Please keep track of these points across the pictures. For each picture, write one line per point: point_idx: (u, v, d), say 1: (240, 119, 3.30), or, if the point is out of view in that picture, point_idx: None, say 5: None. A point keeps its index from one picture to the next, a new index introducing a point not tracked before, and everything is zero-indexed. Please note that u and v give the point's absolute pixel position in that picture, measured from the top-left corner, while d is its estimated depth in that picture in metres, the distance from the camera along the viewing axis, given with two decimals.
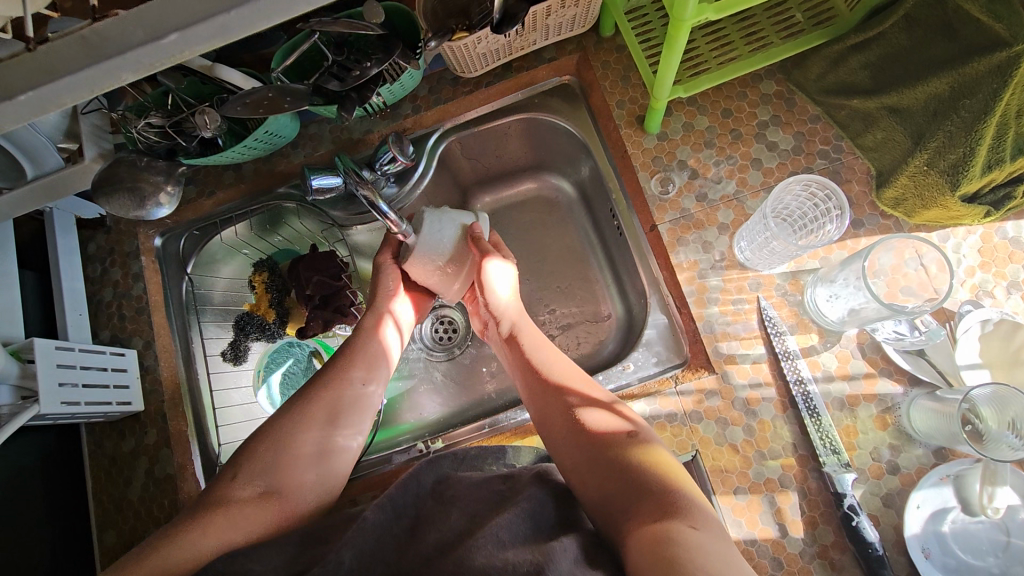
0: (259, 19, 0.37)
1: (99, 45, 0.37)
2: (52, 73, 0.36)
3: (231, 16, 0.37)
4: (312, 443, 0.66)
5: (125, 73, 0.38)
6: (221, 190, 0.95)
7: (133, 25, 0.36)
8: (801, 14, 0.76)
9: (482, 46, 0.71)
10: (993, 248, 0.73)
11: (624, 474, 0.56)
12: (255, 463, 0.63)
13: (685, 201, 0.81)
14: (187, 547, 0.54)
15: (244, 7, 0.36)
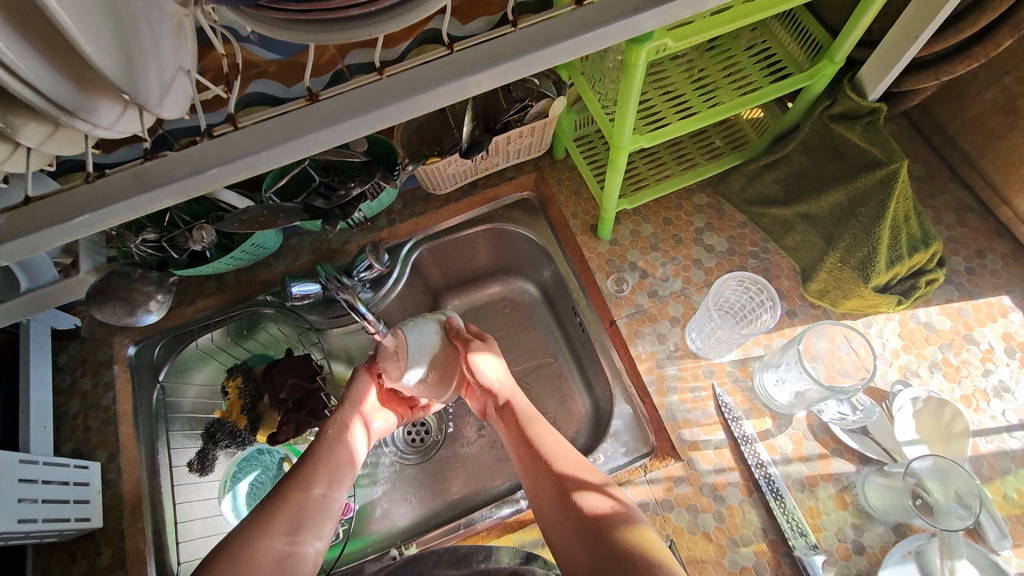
0: (283, 156, 0.43)
1: (150, 178, 0.42)
2: (104, 200, 0.41)
3: (261, 155, 0.42)
4: (273, 553, 0.64)
5: (168, 200, 0.43)
6: (201, 299, 1.00)
7: (178, 163, 0.42)
8: (720, 140, 0.90)
9: (451, 168, 0.81)
10: (910, 331, 0.81)
11: (599, 538, 0.61)
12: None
13: (639, 297, 0.89)
14: None
15: (273, 147, 0.42)
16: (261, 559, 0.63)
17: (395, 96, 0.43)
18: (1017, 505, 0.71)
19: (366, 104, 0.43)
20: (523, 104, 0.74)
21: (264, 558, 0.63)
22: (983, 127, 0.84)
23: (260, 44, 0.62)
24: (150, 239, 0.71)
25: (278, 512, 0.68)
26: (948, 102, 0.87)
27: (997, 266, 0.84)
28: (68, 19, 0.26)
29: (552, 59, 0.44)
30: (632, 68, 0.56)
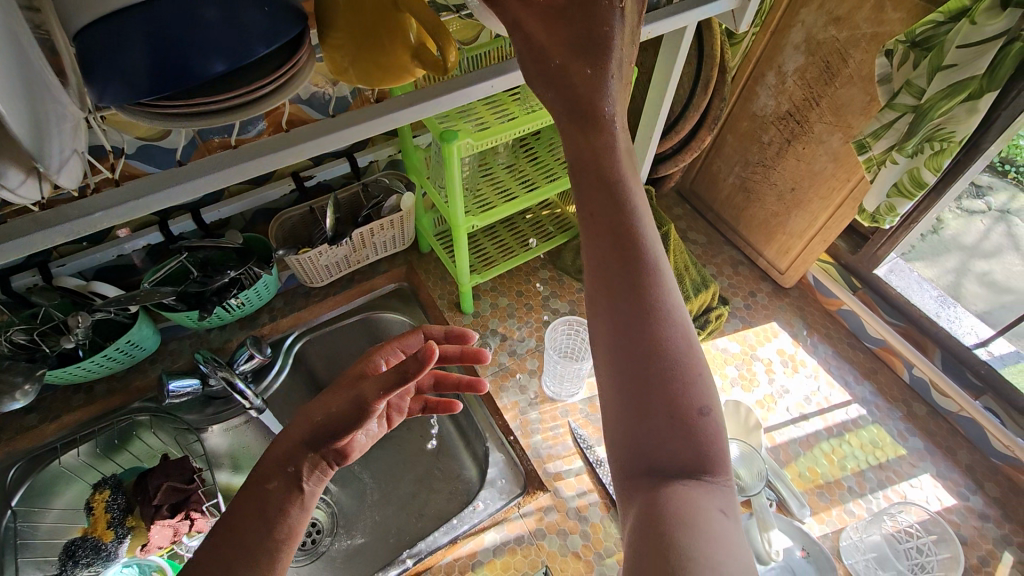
0: (170, 201, 0.50)
1: (49, 221, 0.47)
2: (5, 237, 0.45)
3: (150, 199, 0.49)
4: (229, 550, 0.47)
5: (60, 238, 0.47)
6: (67, 413, 0.98)
7: (73, 208, 0.47)
8: (552, 225, 1.12)
9: (324, 259, 0.94)
10: (714, 356, 1.01)
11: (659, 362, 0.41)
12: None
13: (501, 357, 1.03)
14: None
15: (158, 192, 0.49)
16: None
17: (273, 147, 0.52)
18: (810, 479, 0.89)
19: (247, 153, 0.52)
20: (378, 202, 0.94)
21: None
22: (732, 202, 1.14)
23: (142, 161, 0.77)
24: (19, 336, 0.75)
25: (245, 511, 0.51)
26: (708, 187, 1.18)
27: (766, 301, 1.09)
28: (8, 115, 0.37)
29: (401, 120, 0.57)
30: (450, 159, 0.75)
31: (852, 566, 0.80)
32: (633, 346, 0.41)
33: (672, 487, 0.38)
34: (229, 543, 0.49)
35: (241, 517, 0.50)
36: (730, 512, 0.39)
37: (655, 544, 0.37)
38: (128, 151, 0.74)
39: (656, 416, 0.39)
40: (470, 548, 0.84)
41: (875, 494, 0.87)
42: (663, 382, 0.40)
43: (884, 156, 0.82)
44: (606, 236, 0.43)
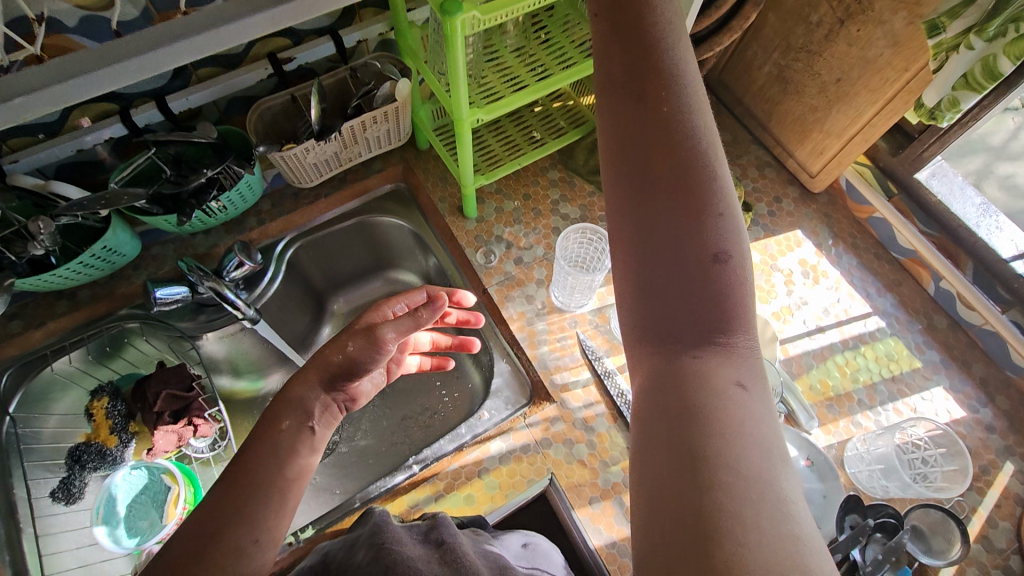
0: None
1: None
2: None
3: None
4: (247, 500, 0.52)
5: None
6: (52, 320, 0.93)
7: None
8: (563, 120, 1.02)
9: (312, 157, 0.85)
10: None
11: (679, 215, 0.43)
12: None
13: (506, 266, 0.97)
14: None
15: None
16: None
17: None
18: (821, 392, 0.87)
19: None
20: (369, 90, 0.83)
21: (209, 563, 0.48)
22: (765, 96, 1.02)
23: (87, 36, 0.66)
24: None
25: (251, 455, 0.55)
26: (739, 77, 1.06)
27: (791, 207, 1.02)
28: None
29: None
30: (451, 37, 0.64)
31: (854, 475, 0.80)
32: (657, 232, 0.44)
33: (691, 363, 0.41)
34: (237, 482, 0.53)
35: (256, 455, 0.55)
36: (749, 384, 0.41)
37: (676, 427, 0.39)
38: (67, 23, 0.63)
39: (675, 278, 0.42)
40: (475, 456, 0.83)
41: (886, 407, 0.86)
42: (694, 264, 0.42)
43: (958, 39, 0.70)
44: (633, 115, 0.47)
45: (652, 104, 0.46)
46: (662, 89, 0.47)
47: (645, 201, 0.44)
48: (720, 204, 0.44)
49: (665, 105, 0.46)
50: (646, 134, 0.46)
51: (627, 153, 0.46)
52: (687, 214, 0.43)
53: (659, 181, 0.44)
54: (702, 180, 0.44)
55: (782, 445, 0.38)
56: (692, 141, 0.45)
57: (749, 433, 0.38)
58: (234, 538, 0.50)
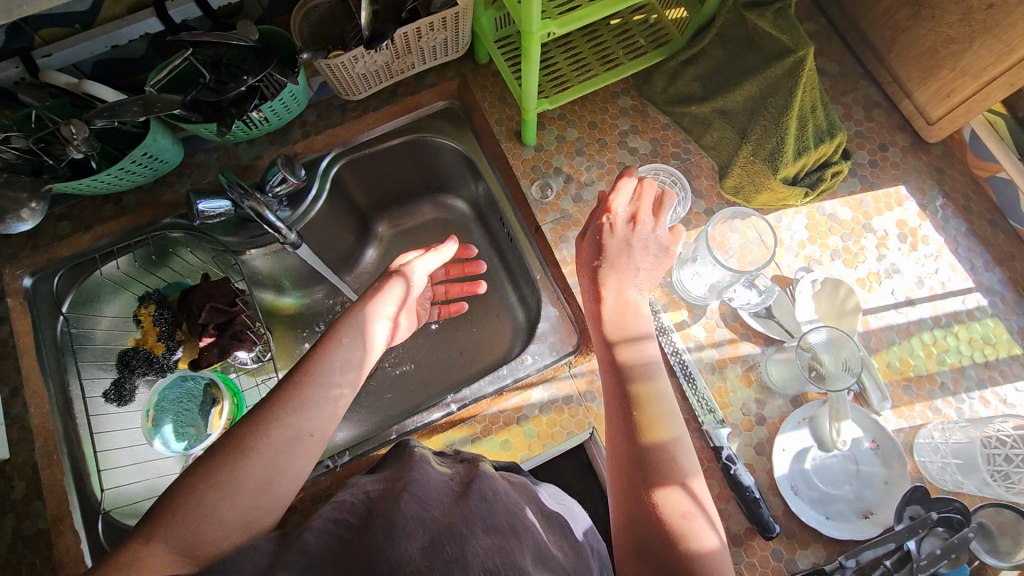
0: None
1: None
2: None
3: None
4: (286, 432, 0.57)
5: None
6: (100, 224, 0.92)
7: None
8: (643, 38, 0.89)
9: (362, 67, 0.78)
10: (816, 224, 0.85)
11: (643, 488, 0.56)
12: (174, 520, 0.51)
13: (563, 203, 0.90)
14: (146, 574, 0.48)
15: None
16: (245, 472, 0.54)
17: None
18: (899, 371, 0.79)
19: None
20: None
21: (261, 444, 0.56)
22: (890, 20, 0.86)
23: None
24: (16, 142, 0.64)
25: (296, 392, 0.60)
26: None
27: (898, 157, 0.88)
28: None
29: None
30: None
31: (923, 464, 0.74)
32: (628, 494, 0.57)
33: None
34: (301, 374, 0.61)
35: (294, 390, 0.60)
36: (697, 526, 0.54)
37: None
38: None
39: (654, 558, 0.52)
40: (516, 402, 0.81)
41: (971, 394, 0.77)
42: (643, 476, 0.57)
43: None
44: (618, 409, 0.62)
45: (611, 338, 0.66)
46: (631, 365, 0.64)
47: (622, 471, 0.58)
48: (676, 460, 0.58)
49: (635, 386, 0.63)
50: (623, 393, 0.63)
51: (614, 430, 0.62)
52: (647, 470, 0.57)
53: (631, 453, 0.59)
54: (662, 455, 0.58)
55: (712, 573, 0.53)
56: (651, 399, 0.62)
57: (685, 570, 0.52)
58: (294, 427, 0.58)
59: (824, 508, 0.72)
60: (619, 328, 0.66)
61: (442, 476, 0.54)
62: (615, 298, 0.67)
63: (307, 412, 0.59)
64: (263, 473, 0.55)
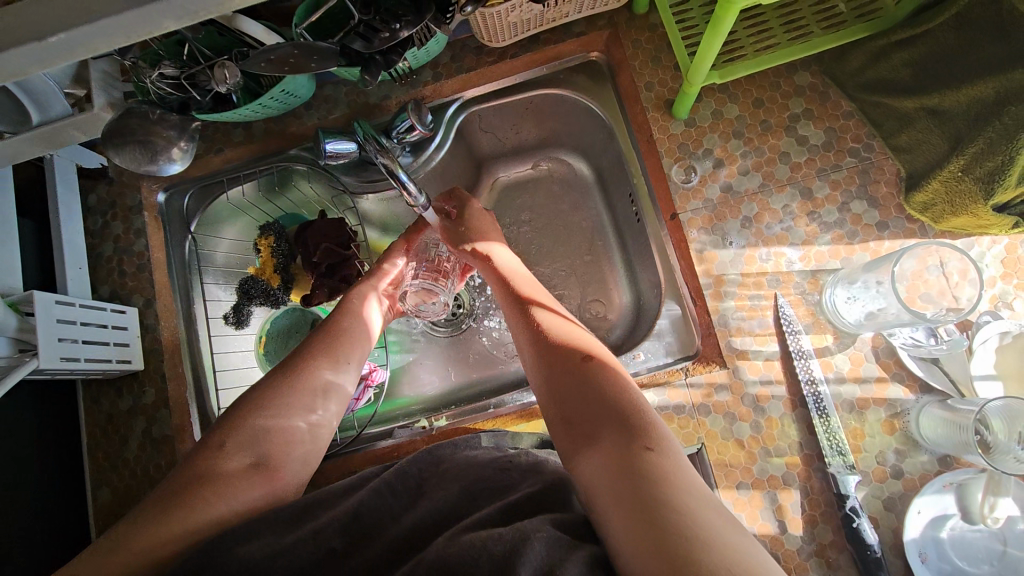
0: None
1: None
2: None
3: None
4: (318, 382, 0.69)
5: None
6: (229, 148, 0.91)
7: None
8: (845, 5, 0.74)
9: (514, 14, 0.69)
10: (1016, 260, 0.72)
11: (591, 414, 0.58)
12: (239, 437, 0.61)
13: (709, 191, 0.80)
14: (177, 531, 0.53)
15: None
16: (289, 434, 0.64)
17: None
18: None
19: None
20: None
21: (288, 426, 0.65)
22: None
23: None
24: (167, 74, 0.63)
25: (320, 343, 0.73)
26: None
27: None
28: None
29: None
30: None
31: None
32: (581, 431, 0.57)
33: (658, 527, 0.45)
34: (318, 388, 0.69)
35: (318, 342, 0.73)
36: (656, 442, 0.53)
37: (617, 485, 0.49)
38: None
39: (618, 466, 0.50)
40: None
41: None
42: (589, 406, 0.59)
43: None
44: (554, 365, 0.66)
45: (550, 317, 0.73)
46: (568, 331, 0.70)
47: (586, 425, 0.57)
48: (617, 385, 0.60)
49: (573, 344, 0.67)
50: (559, 358, 0.66)
51: (557, 385, 0.64)
52: (599, 414, 0.57)
53: (593, 408, 0.58)
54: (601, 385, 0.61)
55: (689, 474, 0.50)
56: (583, 352, 0.66)
57: (661, 472, 0.49)
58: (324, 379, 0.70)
59: None
60: (545, 313, 0.73)
61: (487, 462, 0.58)
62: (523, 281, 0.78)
63: (315, 411, 0.68)
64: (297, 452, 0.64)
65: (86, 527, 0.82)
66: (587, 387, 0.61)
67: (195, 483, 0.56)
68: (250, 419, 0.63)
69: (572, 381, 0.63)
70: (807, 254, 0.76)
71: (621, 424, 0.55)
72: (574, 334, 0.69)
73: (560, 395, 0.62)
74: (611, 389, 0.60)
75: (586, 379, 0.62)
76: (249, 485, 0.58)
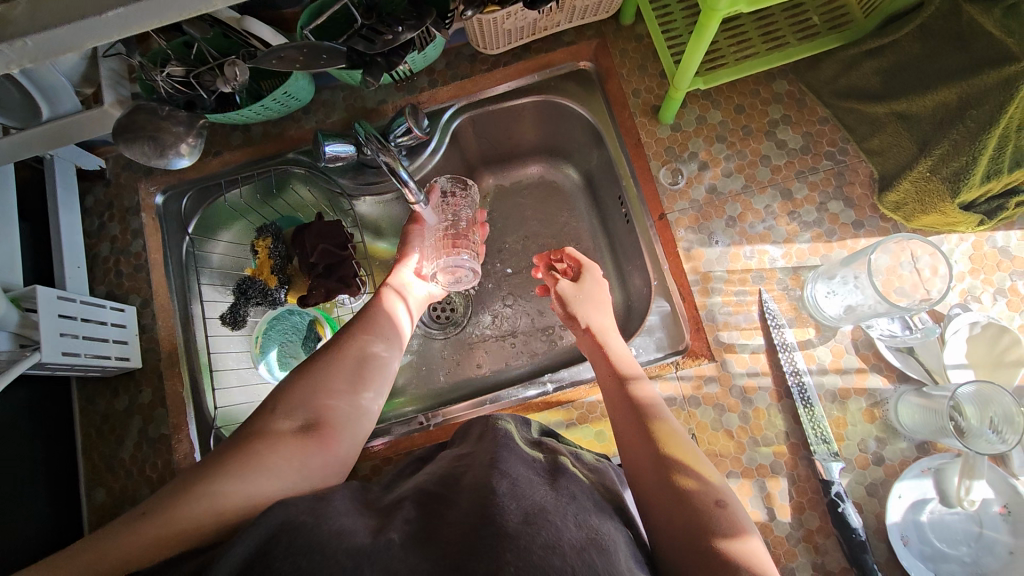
0: None
1: None
2: None
3: None
4: (354, 351, 0.72)
5: None
6: (228, 151, 0.93)
7: None
8: (818, 17, 0.79)
9: (509, 23, 0.73)
10: (982, 256, 0.76)
11: (680, 504, 0.58)
12: (285, 410, 0.63)
13: (695, 192, 0.83)
14: (220, 499, 0.53)
15: None
16: (337, 406, 0.67)
17: None
18: None
19: None
20: None
21: (335, 393, 0.67)
22: None
23: None
24: (175, 74, 0.65)
25: (353, 326, 0.76)
26: None
27: None
28: None
29: None
30: None
31: None
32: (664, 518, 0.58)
33: None
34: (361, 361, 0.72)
35: (350, 326, 0.76)
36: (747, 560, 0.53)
37: None
38: None
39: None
40: None
41: None
42: (675, 495, 0.58)
43: None
44: (635, 437, 0.65)
45: (623, 372, 0.72)
46: (646, 399, 0.69)
47: (676, 517, 0.57)
48: (702, 475, 0.60)
49: (654, 416, 0.67)
50: (641, 421, 0.66)
51: (640, 458, 0.63)
52: (688, 501, 0.57)
53: (682, 497, 0.58)
54: (687, 472, 0.60)
55: None
56: (664, 427, 0.65)
57: None
58: (360, 349, 0.73)
59: (935, 564, 0.69)
60: (624, 371, 0.73)
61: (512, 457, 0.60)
62: (600, 327, 0.78)
63: (361, 386, 0.70)
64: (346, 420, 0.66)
65: (78, 528, 0.81)
66: (671, 471, 0.60)
67: (244, 445, 0.59)
68: (290, 390, 0.66)
69: (656, 458, 0.62)
70: (788, 252, 0.80)
71: (712, 532, 0.55)
72: (653, 403, 0.69)
73: (640, 471, 0.62)
74: (698, 480, 0.59)
75: (671, 461, 0.61)
76: (301, 446, 0.60)
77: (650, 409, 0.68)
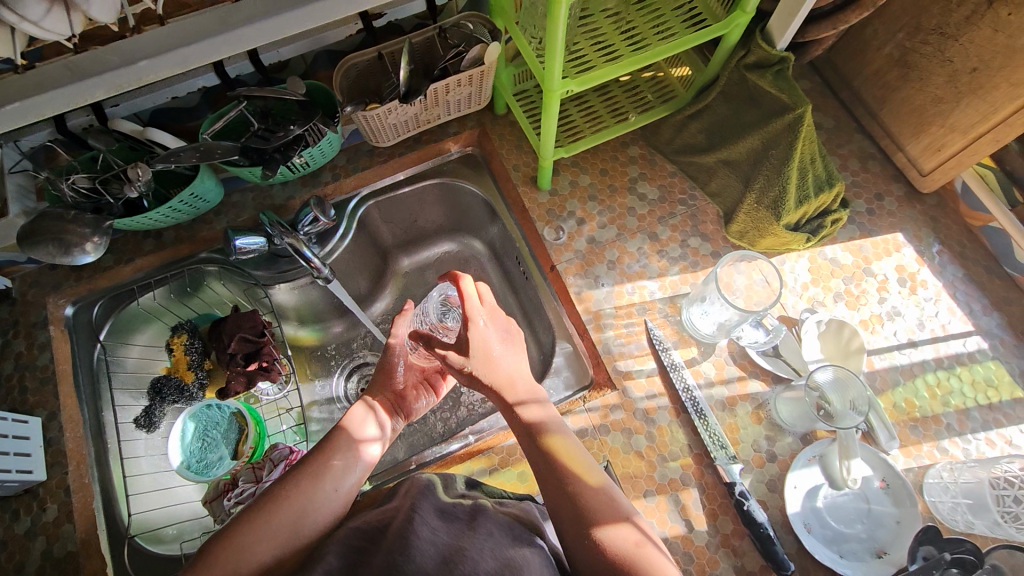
0: None
1: None
2: None
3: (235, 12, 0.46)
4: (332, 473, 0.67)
5: None
6: (140, 257, 0.97)
7: None
8: (650, 94, 0.96)
9: (393, 119, 0.85)
10: (819, 267, 0.89)
11: (592, 534, 0.60)
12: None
13: (577, 244, 0.95)
14: None
15: None
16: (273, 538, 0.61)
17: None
18: (905, 411, 0.81)
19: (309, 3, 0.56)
20: (457, 51, 0.80)
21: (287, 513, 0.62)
22: (882, 80, 0.92)
23: None
24: (81, 183, 0.71)
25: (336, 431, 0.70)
26: (852, 58, 0.96)
27: (893, 207, 0.93)
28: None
29: None
30: (555, 6, 0.61)
31: (933, 504, 0.75)
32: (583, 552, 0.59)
33: None
34: (315, 465, 0.66)
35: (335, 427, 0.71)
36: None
37: None
38: None
39: None
40: None
41: (977, 435, 0.79)
42: (589, 527, 0.60)
43: None
44: (543, 467, 0.66)
45: (517, 399, 0.70)
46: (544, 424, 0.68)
47: (592, 550, 0.59)
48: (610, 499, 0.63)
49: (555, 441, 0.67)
50: (535, 443, 0.67)
51: (552, 489, 0.64)
52: (593, 515, 0.61)
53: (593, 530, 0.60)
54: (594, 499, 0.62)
55: None
56: (565, 452, 0.66)
57: None
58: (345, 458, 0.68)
59: (838, 546, 0.74)
60: (519, 396, 0.71)
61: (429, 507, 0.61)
62: (499, 375, 0.71)
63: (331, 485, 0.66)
64: (290, 521, 0.62)
65: None
66: (582, 501, 0.62)
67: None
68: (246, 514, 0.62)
69: (567, 489, 0.63)
70: (664, 284, 0.91)
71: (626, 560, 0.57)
72: (552, 427, 0.69)
73: (553, 503, 0.63)
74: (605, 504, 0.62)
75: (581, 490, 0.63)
76: None
77: (552, 436, 0.68)
